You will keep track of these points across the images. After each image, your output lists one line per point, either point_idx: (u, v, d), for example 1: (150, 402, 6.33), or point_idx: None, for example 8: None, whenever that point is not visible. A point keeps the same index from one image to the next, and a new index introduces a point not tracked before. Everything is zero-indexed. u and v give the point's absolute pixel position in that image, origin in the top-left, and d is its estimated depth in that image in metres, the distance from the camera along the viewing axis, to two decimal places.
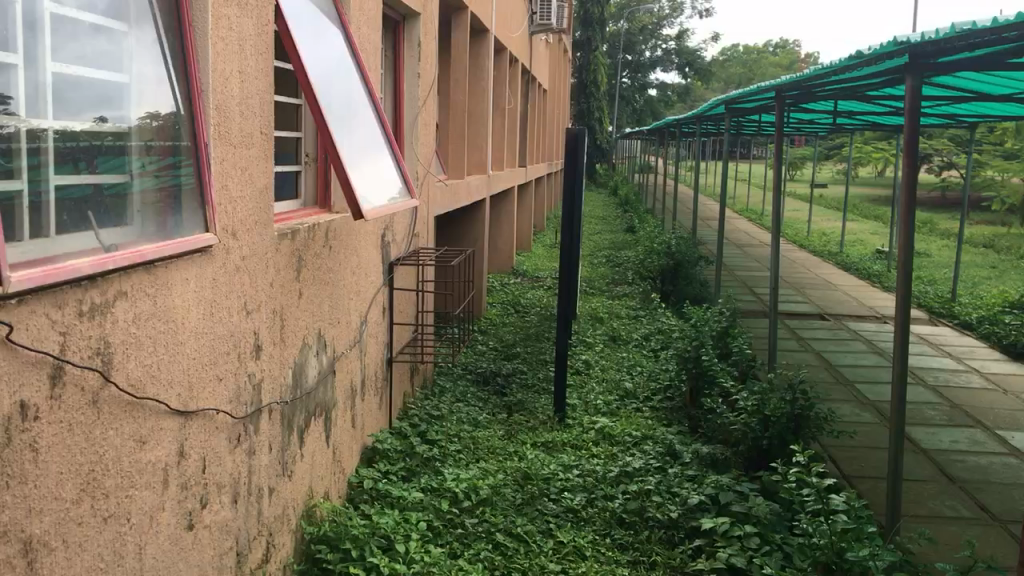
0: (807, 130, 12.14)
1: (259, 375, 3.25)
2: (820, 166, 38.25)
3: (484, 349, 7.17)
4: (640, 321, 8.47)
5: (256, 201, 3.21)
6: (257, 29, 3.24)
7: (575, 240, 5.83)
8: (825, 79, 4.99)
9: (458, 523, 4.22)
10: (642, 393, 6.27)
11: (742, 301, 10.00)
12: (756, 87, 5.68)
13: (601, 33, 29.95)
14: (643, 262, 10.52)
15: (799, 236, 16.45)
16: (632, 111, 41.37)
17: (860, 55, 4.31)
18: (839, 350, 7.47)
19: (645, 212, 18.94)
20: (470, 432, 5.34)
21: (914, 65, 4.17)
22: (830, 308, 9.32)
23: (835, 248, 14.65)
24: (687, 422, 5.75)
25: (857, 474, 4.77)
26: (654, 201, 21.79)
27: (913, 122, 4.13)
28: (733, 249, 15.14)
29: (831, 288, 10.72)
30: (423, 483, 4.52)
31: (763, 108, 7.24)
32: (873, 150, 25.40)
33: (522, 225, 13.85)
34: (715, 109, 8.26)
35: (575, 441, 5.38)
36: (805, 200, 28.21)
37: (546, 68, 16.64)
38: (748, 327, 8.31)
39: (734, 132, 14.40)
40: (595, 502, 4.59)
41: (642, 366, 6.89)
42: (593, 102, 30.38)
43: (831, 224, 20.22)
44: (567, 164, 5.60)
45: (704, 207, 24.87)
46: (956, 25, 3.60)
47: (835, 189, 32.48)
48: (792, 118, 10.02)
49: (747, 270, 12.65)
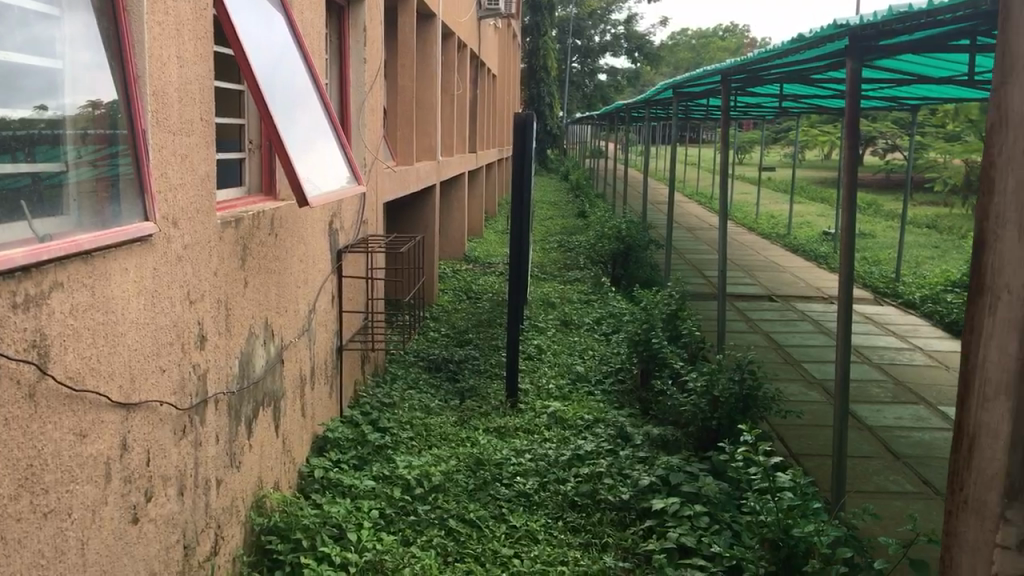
0: (756, 113, 12.25)
1: (204, 366, 3.20)
2: (768, 149, 38.56)
3: (435, 335, 7.15)
4: (592, 305, 8.49)
5: (197, 189, 3.15)
6: (194, 14, 3.18)
7: (524, 226, 5.76)
8: (770, 63, 5.02)
9: (410, 510, 4.21)
10: (594, 376, 6.27)
11: (691, 284, 10.08)
12: (702, 72, 5.68)
13: (550, 18, 29.64)
14: (594, 248, 10.55)
15: (746, 220, 16.59)
16: (581, 98, 41.55)
17: (802, 38, 4.35)
18: (787, 331, 7.57)
19: (597, 197, 18.96)
20: (421, 419, 5.33)
21: (856, 47, 4.21)
22: (779, 290, 9.44)
23: (783, 229, 14.82)
24: (638, 404, 5.77)
25: (804, 452, 4.84)
26: (604, 185, 21.80)
27: (855, 102, 4.17)
28: (682, 233, 15.25)
29: (780, 270, 10.85)
30: (375, 472, 4.51)
31: (711, 92, 7.27)
32: (818, 134, 25.65)
33: (473, 211, 13.80)
34: (663, 94, 8.31)
35: (527, 426, 5.36)
36: (753, 183, 28.59)
37: (494, 54, 16.46)
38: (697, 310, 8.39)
39: (684, 115, 14.41)
40: (547, 486, 4.59)
41: (593, 350, 6.90)
42: (543, 88, 30.40)
43: (776, 207, 20.48)
44: (518, 150, 5.53)
45: (653, 192, 25.00)
46: (894, 8, 3.66)
47: (784, 172, 32.93)
48: (742, 101, 10.10)
49: (697, 253, 12.75)
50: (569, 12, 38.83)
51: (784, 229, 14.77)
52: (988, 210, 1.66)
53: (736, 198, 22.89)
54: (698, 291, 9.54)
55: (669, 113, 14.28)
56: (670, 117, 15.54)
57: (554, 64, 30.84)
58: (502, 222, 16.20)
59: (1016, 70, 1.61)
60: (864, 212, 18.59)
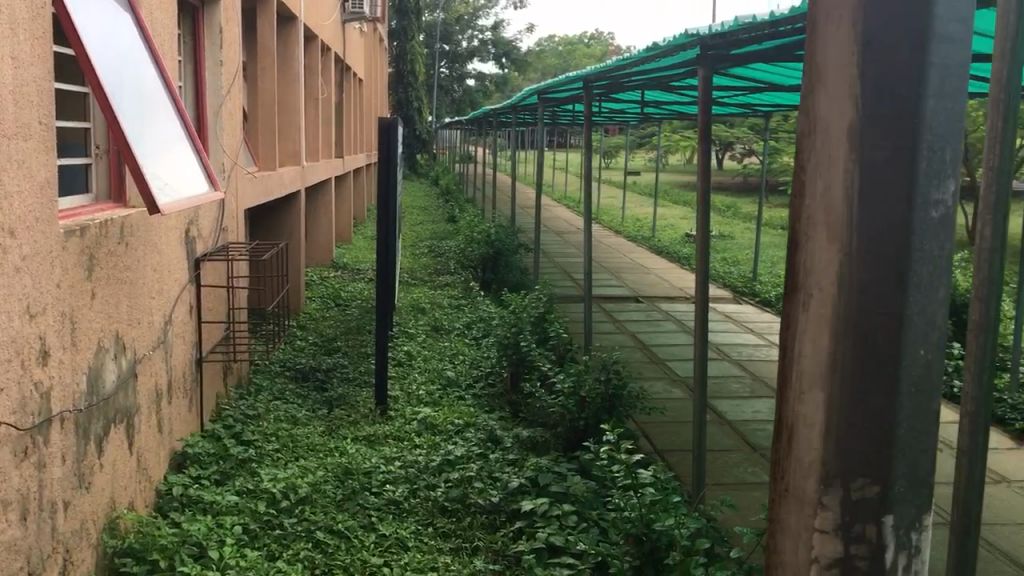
0: (619, 118, 12.57)
1: (47, 383, 3.03)
2: (635, 154, 39.66)
3: (303, 344, 7.02)
4: (462, 309, 8.51)
5: (37, 197, 2.99)
6: (29, 12, 3.01)
7: (391, 231, 5.72)
8: (628, 70, 5.15)
9: (276, 524, 4.11)
10: (464, 380, 6.28)
11: (559, 287, 10.25)
12: (564, 78, 5.78)
13: (417, 23, 29.51)
14: (464, 253, 10.57)
15: (613, 224, 16.97)
16: (449, 103, 41.61)
17: (656, 47, 4.48)
18: (652, 330, 7.79)
19: (466, 202, 19.01)
20: (287, 430, 5.21)
21: (706, 57, 4.37)
22: (643, 291, 9.71)
23: (648, 232, 15.28)
24: (508, 407, 5.81)
25: (668, 448, 4.99)
26: (473, 190, 21.89)
27: (706, 109, 4.34)
28: (551, 237, 15.48)
29: (643, 271, 11.17)
30: (238, 486, 4.38)
31: (574, 98, 7.41)
32: (679, 139, 26.57)
33: (341, 217, 13.61)
34: (530, 99, 8.42)
35: (396, 433, 5.32)
36: (619, 187, 29.34)
37: (359, 59, 16.27)
38: (565, 312, 8.53)
39: (550, 120, 14.65)
40: (417, 492, 4.56)
41: (464, 354, 6.91)
42: (411, 92, 30.27)
43: (641, 210, 21.08)
44: (384, 155, 5.49)
45: (522, 196, 25.29)
46: (739, 20, 3.82)
47: (648, 177, 33.98)
48: (605, 107, 10.35)
49: (565, 256, 12.98)
50: (436, 17, 38.78)
51: (648, 232, 15.23)
52: (801, 212, 1.78)
53: (603, 202, 23.44)
54: (565, 294, 9.71)
55: (536, 118, 14.48)
56: (538, 122, 15.75)
57: (422, 69, 30.76)
58: (370, 228, 16.04)
59: (825, 80, 1.72)
60: (724, 215, 19.36)
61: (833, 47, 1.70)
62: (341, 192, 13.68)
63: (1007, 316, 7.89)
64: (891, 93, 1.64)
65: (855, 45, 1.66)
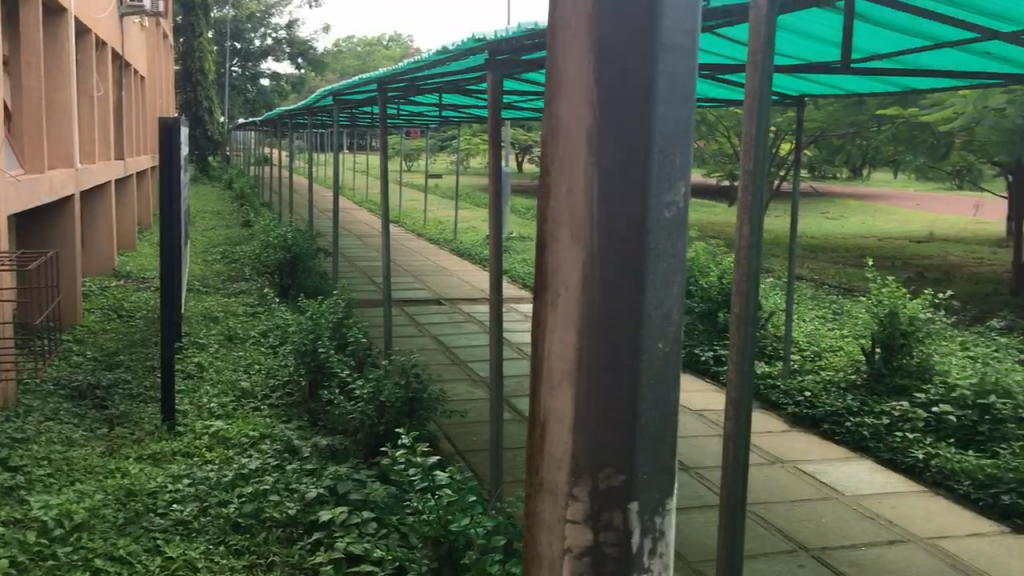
0: (418, 122, 12.59)
1: None
2: (437, 157, 39.90)
3: (80, 360, 6.55)
4: (258, 317, 8.25)
5: None
6: None
7: (176, 238, 5.45)
8: (421, 72, 5.15)
9: (47, 555, 3.80)
10: (260, 391, 6.07)
11: (359, 291, 10.14)
12: (358, 80, 5.70)
13: (205, 19, 28.22)
14: (258, 258, 10.21)
15: (416, 227, 16.97)
16: (242, 104, 40.20)
17: (446, 51, 4.51)
18: (453, 332, 7.86)
19: (261, 207, 18.41)
20: (61, 453, 4.84)
21: (495, 61, 4.44)
22: (444, 294, 9.78)
23: (450, 235, 15.42)
24: (307, 416, 5.66)
25: (469, 449, 5.03)
26: (268, 194, 21.23)
27: (496, 113, 4.41)
28: (351, 241, 15.30)
29: (445, 274, 11.27)
30: (3, 518, 4.03)
31: (369, 100, 7.34)
32: (479, 143, 26.99)
33: (124, 223, 12.84)
34: (326, 101, 8.27)
35: (185, 449, 5.06)
36: (419, 190, 29.39)
37: (139, 56, 15.37)
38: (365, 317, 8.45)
39: (348, 122, 14.47)
40: (208, 510, 4.36)
41: (259, 364, 6.69)
42: (200, 92, 28.95)
43: (442, 213, 21.23)
44: (166, 159, 5.22)
45: (320, 200, 24.80)
46: (521, 26, 3.91)
47: (448, 180, 34.27)
48: (404, 110, 10.33)
49: (366, 260, 12.87)
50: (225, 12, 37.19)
51: (450, 235, 15.36)
52: (546, 213, 1.85)
53: (404, 205, 23.40)
54: (366, 298, 9.62)
55: (335, 120, 14.27)
56: (338, 124, 15.52)
57: (212, 68, 29.52)
58: (155, 234, 15.22)
59: (564, 87, 1.79)
60: (525, 217, 19.86)
61: (570, 55, 1.77)
62: (121, 196, 12.85)
63: (779, 309, 8.56)
64: (623, 101, 1.73)
65: (591, 53, 1.74)
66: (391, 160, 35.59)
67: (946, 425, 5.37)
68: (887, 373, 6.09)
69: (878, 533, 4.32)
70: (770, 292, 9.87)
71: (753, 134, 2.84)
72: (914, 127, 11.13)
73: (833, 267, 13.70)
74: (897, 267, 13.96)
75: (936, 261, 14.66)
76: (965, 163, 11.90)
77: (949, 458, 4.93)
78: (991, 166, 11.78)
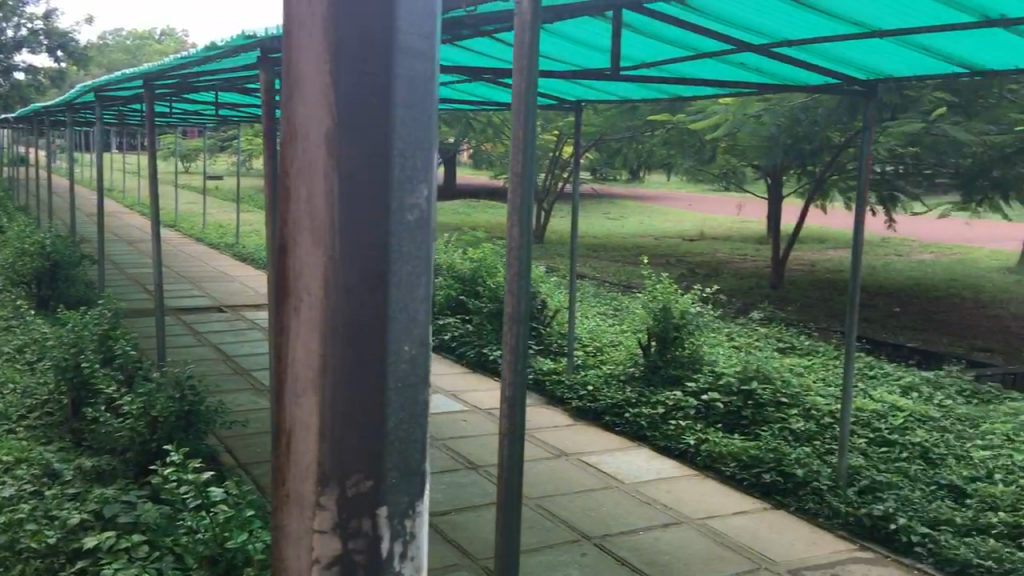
0: (195, 121, 12.07)
1: None
2: (222, 159, 38.37)
3: None
4: (13, 331, 7.59)
5: None
6: None
7: None
8: (192, 67, 4.89)
9: None
10: (15, 413, 5.57)
11: (131, 300, 9.56)
12: (122, 74, 5.34)
13: None
14: (13, 267, 9.37)
15: (198, 232, 16.21)
16: None
17: (217, 46, 4.31)
18: (236, 340, 7.58)
19: (18, 212, 16.93)
20: None
21: (268, 59, 4.29)
22: (226, 301, 9.42)
23: (233, 239, 14.89)
24: (69, 436, 5.25)
25: (252, 461, 4.93)
26: (26, 197, 19.56)
27: (270, 112, 4.26)
28: (123, 247, 14.39)
29: (227, 280, 10.86)
30: None
31: (138, 96, 6.91)
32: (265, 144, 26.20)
33: None
34: (88, 97, 7.70)
35: None
36: (202, 193, 28.13)
37: None
38: (137, 328, 7.97)
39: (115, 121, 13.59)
40: None
41: (14, 382, 6.14)
42: None
43: (225, 217, 20.41)
44: None
45: (88, 204, 23.14)
46: None
47: (235, 182, 33.08)
48: (178, 108, 9.84)
49: (139, 267, 12.16)
50: None
51: (233, 238, 14.82)
52: (287, 217, 1.80)
53: (183, 209, 22.32)
54: (139, 308, 9.09)
55: (100, 118, 13.37)
56: (106, 124, 14.55)
57: None
58: None
59: (302, 87, 1.75)
60: None
61: (307, 55, 1.73)
62: None
63: (564, 308, 8.89)
64: (361, 103, 1.71)
65: (328, 54, 1.70)
66: (176, 160, 33.79)
67: (714, 411, 5.75)
68: (661, 365, 6.40)
69: (653, 517, 4.55)
70: (556, 290, 10.20)
71: (523, 139, 2.90)
72: (683, 133, 11.87)
73: (615, 265, 14.38)
74: (672, 264, 14.86)
75: (706, 258, 15.76)
76: (728, 166, 12.86)
77: (717, 443, 5.27)
78: (750, 169, 12.80)
